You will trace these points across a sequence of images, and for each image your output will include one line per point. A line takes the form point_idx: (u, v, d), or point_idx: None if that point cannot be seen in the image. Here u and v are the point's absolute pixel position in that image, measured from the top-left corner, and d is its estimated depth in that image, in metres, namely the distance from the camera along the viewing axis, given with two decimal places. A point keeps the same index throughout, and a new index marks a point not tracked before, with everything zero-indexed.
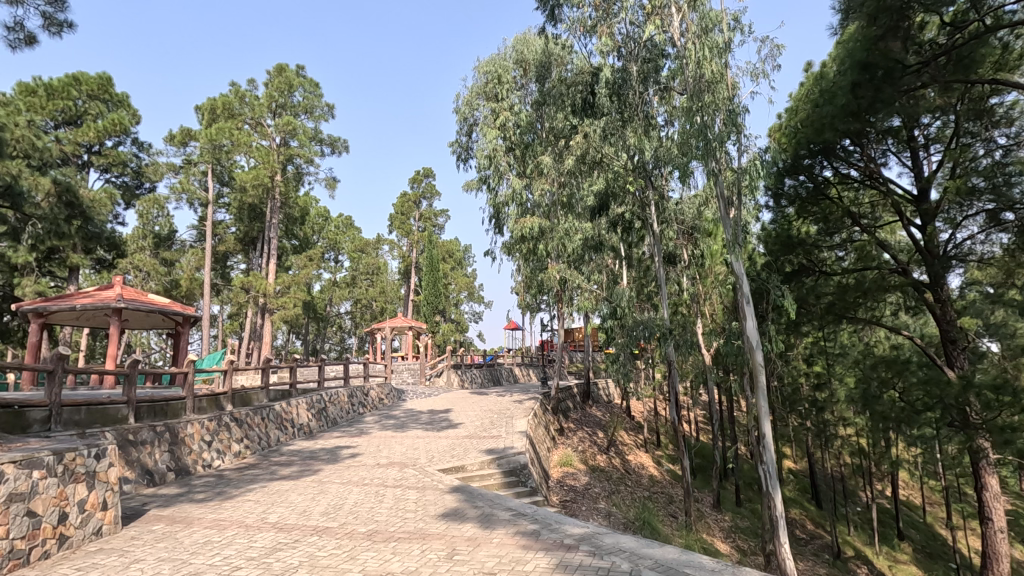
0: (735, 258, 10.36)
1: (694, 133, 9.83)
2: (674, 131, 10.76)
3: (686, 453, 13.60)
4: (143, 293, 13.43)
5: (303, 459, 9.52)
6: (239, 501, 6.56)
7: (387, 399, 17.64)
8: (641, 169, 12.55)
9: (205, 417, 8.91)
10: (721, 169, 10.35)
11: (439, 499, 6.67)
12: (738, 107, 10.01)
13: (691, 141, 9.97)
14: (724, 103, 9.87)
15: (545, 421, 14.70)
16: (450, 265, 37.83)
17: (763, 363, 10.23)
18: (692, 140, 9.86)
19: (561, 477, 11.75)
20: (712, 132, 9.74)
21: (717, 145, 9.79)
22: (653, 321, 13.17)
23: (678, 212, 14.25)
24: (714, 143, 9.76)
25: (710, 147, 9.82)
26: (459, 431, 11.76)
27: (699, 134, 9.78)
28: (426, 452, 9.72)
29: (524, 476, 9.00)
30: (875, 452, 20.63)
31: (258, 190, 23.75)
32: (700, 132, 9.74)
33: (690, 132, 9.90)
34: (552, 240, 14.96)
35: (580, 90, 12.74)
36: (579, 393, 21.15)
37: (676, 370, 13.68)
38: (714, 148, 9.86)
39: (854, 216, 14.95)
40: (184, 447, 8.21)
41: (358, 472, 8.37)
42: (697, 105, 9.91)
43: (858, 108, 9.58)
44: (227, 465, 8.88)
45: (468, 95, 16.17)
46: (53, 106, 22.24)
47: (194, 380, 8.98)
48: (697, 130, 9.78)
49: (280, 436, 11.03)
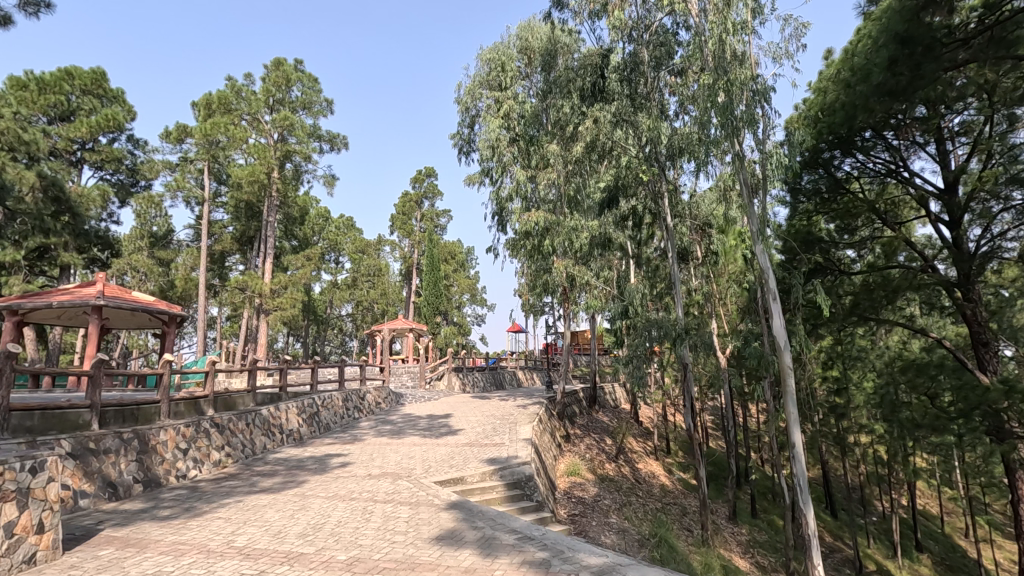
0: (760, 250, 9.67)
1: (720, 111, 9.12)
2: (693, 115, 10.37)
3: (703, 461, 12.52)
4: (127, 291, 12.75)
5: (289, 469, 8.74)
6: (208, 519, 5.81)
7: (385, 404, 16.86)
8: (654, 160, 11.81)
9: (181, 423, 8.17)
10: (742, 156, 9.67)
11: (435, 518, 5.88)
12: (762, 88, 9.19)
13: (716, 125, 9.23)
14: (747, 83, 9.13)
15: (551, 428, 13.92)
16: (452, 266, 37.01)
17: (790, 366, 9.40)
18: (721, 117, 9.04)
19: (568, 488, 10.92)
20: (736, 108, 9.04)
21: (744, 125, 9.09)
22: (669, 322, 12.31)
23: (690, 206, 13.77)
24: (740, 126, 9.04)
25: (733, 130, 9.16)
26: (459, 438, 10.97)
27: (721, 116, 9.08)
28: (423, 461, 8.93)
29: (530, 489, 8.20)
30: (895, 460, 19.73)
31: (254, 187, 23.07)
32: (726, 115, 8.99)
33: (714, 112, 9.18)
34: (558, 235, 14.11)
35: (589, 75, 12.09)
36: (585, 398, 20.33)
37: (692, 375, 12.80)
38: (737, 133, 9.22)
39: (878, 212, 14.14)
40: (155, 456, 7.47)
41: (347, 484, 7.60)
42: (720, 82, 9.21)
43: (896, 87, 8.76)
44: (205, 476, 8.12)
45: (470, 84, 15.33)
46: (45, 100, 21.62)
47: (169, 383, 8.25)
48: (723, 109, 9.06)
49: (267, 443, 10.27)
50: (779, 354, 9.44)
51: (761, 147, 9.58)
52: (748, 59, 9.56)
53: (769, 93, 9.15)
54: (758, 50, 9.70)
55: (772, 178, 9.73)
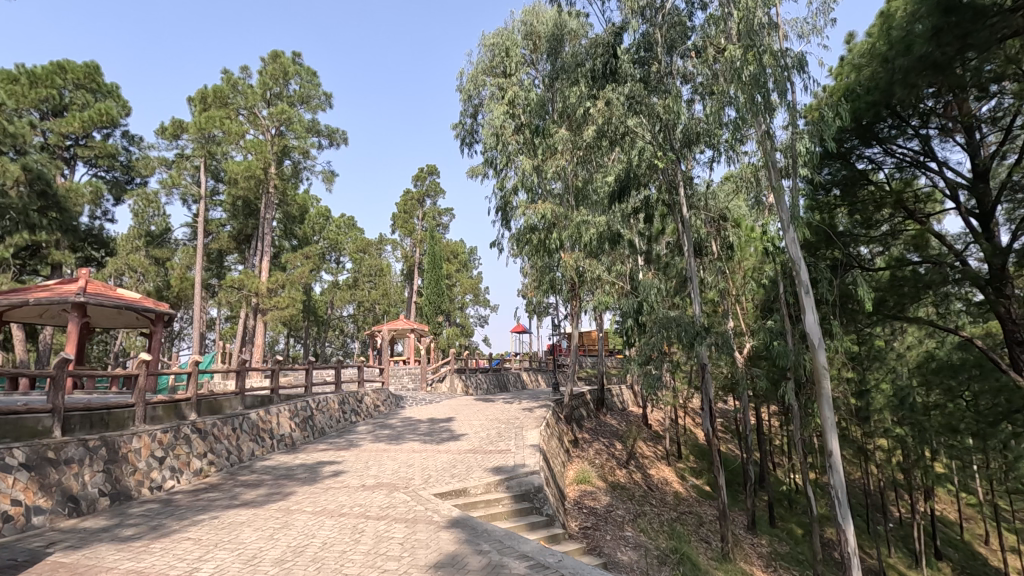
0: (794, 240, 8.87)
1: (747, 85, 8.38)
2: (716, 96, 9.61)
3: (722, 469, 11.47)
4: (112, 288, 12.07)
5: (276, 478, 8.02)
6: (175, 541, 5.10)
7: (384, 406, 16.13)
8: (670, 147, 11.08)
9: (158, 428, 7.47)
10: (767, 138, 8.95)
11: (433, 539, 5.15)
12: (794, 60, 8.38)
13: (743, 102, 8.48)
14: (778, 55, 8.36)
15: (559, 432, 13.17)
16: (455, 266, 36.20)
17: (826, 367, 8.42)
18: (749, 93, 8.34)
19: (579, 497, 10.19)
20: (767, 80, 8.28)
21: (776, 102, 8.33)
22: (687, 320, 11.50)
23: (705, 198, 13.07)
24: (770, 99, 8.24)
25: (761, 104, 8.41)
26: (461, 444, 10.23)
27: (751, 92, 8.33)
28: (422, 470, 8.20)
29: (540, 501, 7.44)
30: (916, 465, 18.93)
31: (251, 183, 22.42)
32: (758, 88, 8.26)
33: (744, 88, 8.40)
34: (566, 229, 13.31)
35: (599, 54, 11.24)
36: (592, 400, 19.54)
37: (710, 376, 11.89)
38: (764, 109, 8.46)
39: (905, 205, 13.35)
40: (126, 466, 6.77)
41: (339, 496, 6.89)
42: (752, 46, 8.39)
43: (940, 59, 8.04)
44: (183, 487, 7.42)
45: (472, 71, 14.47)
46: (35, 95, 21.02)
47: (144, 386, 7.57)
48: (751, 83, 8.30)
49: (255, 449, 9.55)
50: (814, 354, 8.42)
51: (791, 127, 8.80)
52: (776, 33, 8.77)
53: (803, 65, 8.35)
54: (785, 27, 8.92)
55: (801, 160, 8.86)
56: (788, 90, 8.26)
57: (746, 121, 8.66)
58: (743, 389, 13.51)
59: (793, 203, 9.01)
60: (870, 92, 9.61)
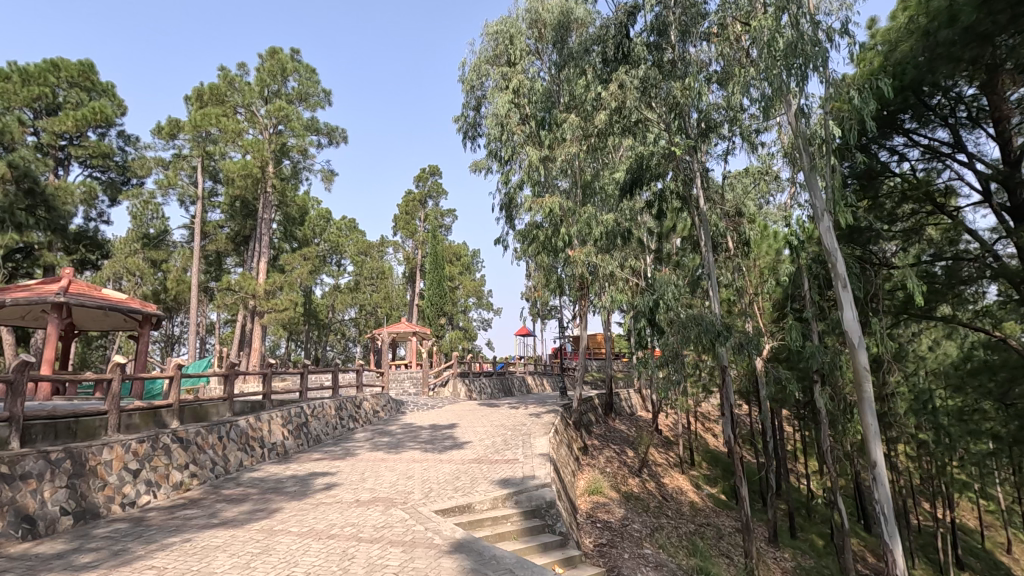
0: (830, 229, 8.07)
1: (780, 58, 7.59)
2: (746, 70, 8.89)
3: (744, 479, 10.56)
4: (96, 288, 11.47)
5: (264, 492, 7.35)
6: (137, 570, 4.43)
7: (384, 412, 15.46)
8: (687, 134, 10.39)
9: (133, 438, 6.80)
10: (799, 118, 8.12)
11: (434, 568, 4.46)
12: (830, 30, 7.60)
13: (773, 78, 7.77)
14: (816, 22, 7.58)
15: (568, 439, 12.47)
16: (458, 268, 35.61)
17: (866, 368, 7.58)
18: (781, 68, 7.58)
19: (591, 510, 9.50)
20: (803, 50, 7.52)
21: (814, 75, 7.54)
22: (709, 318, 10.72)
23: (721, 191, 12.38)
24: (807, 67, 7.47)
25: (793, 74, 7.66)
26: (466, 453, 9.55)
27: (785, 63, 7.58)
28: (423, 483, 7.52)
29: (552, 518, 6.72)
30: (940, 472, 18.10)
31: (247, 182, 21.77)
32: (796, 56, 7.49)
33: (780, 57, 7.58)
34: (575, 224, 12.60)
35: (610, 37, 10.55)
36: (600, 405, 18.81)
37: (731, 379, 11.02)
38: (795, 82, 7.72)
39: (933, 198, 12.57)
40: (93, 481, 6.09)
41: (331, 514, 6.20)
42: (786, 11, 7.63)
43: (990, 30, 7.44)
44: (160, 503, 6.76)
45: (475, 60, 13.54)
46: (28, 93, 20.51)
47: (119, 391, 6.92)
48: (785, 55, 7.52)
49: (244, 459, 8.88)
50: (853, 354, 7.52)
51: (826, 105, 8.01)
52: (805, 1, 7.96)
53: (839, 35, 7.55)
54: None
55: (833, 140, 8.15)
56: (826, 63, 7.47)
57: (773, 99, 7.95)
58: (763, 394, 12.73)
59: (828, 189, 8.16)
60: (908, 70, 8.97)
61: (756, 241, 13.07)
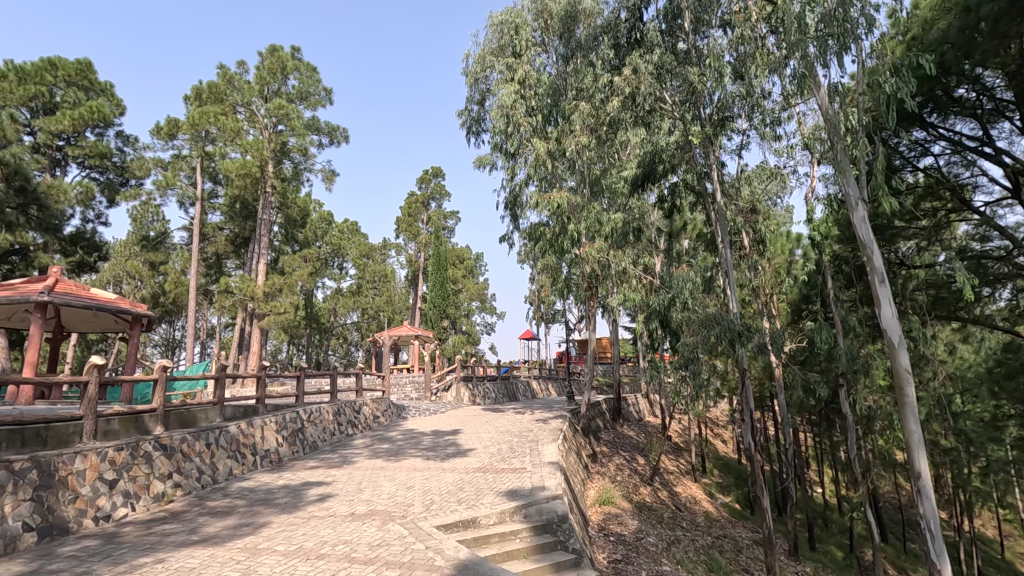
0: (867, 218, 7.26)
1: (812, 28, 6.93)
2: (775, 49, 8.44)
3: (765, 491, 9.73)
4: (85, 288, 11.00)
5: (254, 503, 6.82)
6: None
7: (384, 417, 14.91)
8: (707, 124, 9.91)
9: (109, 446, 6.26)
10: (833, 100, 7.33)
11: None
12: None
13: (802, 55, 7.12)
14: None
15: (577, 446, 11.86)
16: (461, 271, 35.05)
17: (907, 370, 6.88)
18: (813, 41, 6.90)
19: (603, 522, 8.92)
20: (835, 24, 6.78)
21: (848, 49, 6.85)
22: (729, 317, 10.06)
23: (736, 188, 11.91)
24: (845, 40, 6.74)
25: (827, 49, 6.95)
26: (470, 461, 9.00)
27: (817, 37, 6.89)
28: (425, 495, 6.98)
29: (564, 534, 6.16)
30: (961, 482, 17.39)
31: (246, 181, 21.26)
32: (840, 25, 6.72)
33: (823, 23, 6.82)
34: (583, 221, 12.05)
35: (621, 24, 10.10)
36: (608, 410, 18.20)
37: (751, 383, 10.33)
38: (828, 57, 7.00)
39: (959, 195, 11.71)
40: (63, 493, 5.57)
41: (322, 530, 5.65)
42: None
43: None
44: (139, 517, 6.23)
45: (478, 52, 12.93)
46: (23, 91, 20.13)
47: (96, 395, 6.39)
48: (822, 27, 6.83)
49: (234, 468, 8.35)
50: (892, 355, 6.83)
51: (860, 83, 7.32)
52: None
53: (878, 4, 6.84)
54: None
55: (866, 123, 7.43)
56: (862, 37, 6.79)
57: (801, 82, 7.33)
58: (781, 399, 12.08)
59: (860, 177, 7.45)
60: (942, 45, 8.47)
61: (769, 239, 12.66)
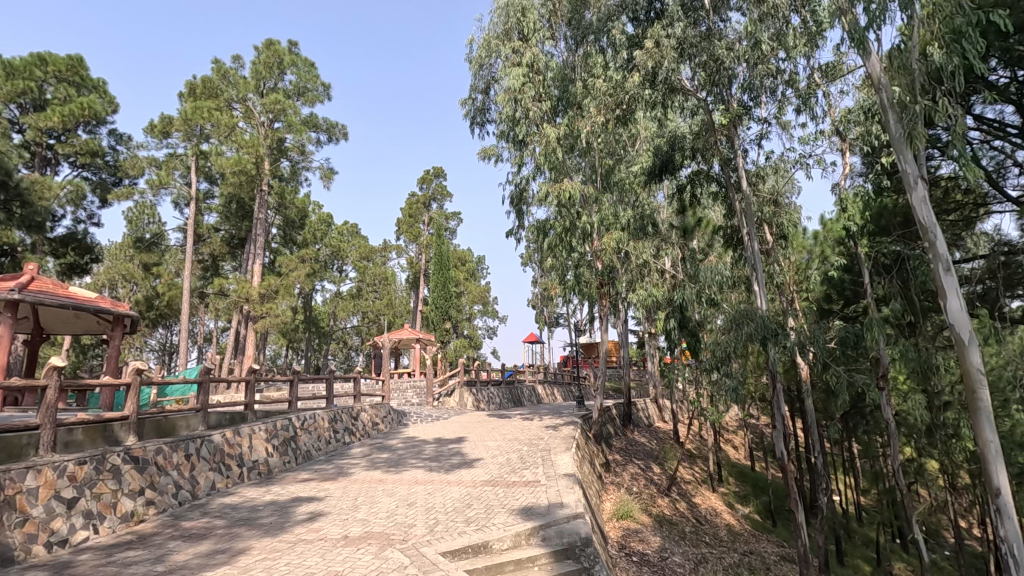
0: (922, 199, 6.33)
1: None
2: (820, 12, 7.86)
3: (799, 505, 8.91)
4: (63, 286, 10.26)
5: (237, 523, 6.07)
6: None
7: (384, 424, 14.15)
8: (735, 110, 9.16)
9: (67, 461, 5.47)
10: (887, 68, 6.48)
11: None
12: None
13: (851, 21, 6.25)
14: None
15: (590, 455, 11.03)
16: (463, 273, 34.32)
17: (979, 371, 6.03)
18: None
19: (624, 540, 8.10)
20: None
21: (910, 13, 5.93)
22: (763, 314, 9.23)
23: (758, 180, 11.20)
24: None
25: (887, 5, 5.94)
26: (477, 473, 8.22)
27: None
28: (427, 513, 6.17)
29: (587, 560, 5.37)
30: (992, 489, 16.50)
31: (239, 177, 20.38)
32: None
33: None
34: (595, 213, 11.29)
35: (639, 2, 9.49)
36: (618, 415, 17.39)
37: (782, 387, 9.48)
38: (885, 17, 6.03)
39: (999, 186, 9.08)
40: (10, 515, 4.80)
41: (309, 558, 4.85)
42: None
43: None
44: (102, 542, 5.46)
45: (483, 37, 12.18)
46: (11, 87, 19.47)
47: (56, 401, 5.62)
48: None
49: (217, 481, 7.57)
50: (960, 354, 6.07)
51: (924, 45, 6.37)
52: None
53: None
54: None
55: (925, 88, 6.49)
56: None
57: (851, 48, 6.48)
58: (809, 403, 11.29)
59: (917, 154, 6.62)
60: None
61: (793, 234, 11.97)
